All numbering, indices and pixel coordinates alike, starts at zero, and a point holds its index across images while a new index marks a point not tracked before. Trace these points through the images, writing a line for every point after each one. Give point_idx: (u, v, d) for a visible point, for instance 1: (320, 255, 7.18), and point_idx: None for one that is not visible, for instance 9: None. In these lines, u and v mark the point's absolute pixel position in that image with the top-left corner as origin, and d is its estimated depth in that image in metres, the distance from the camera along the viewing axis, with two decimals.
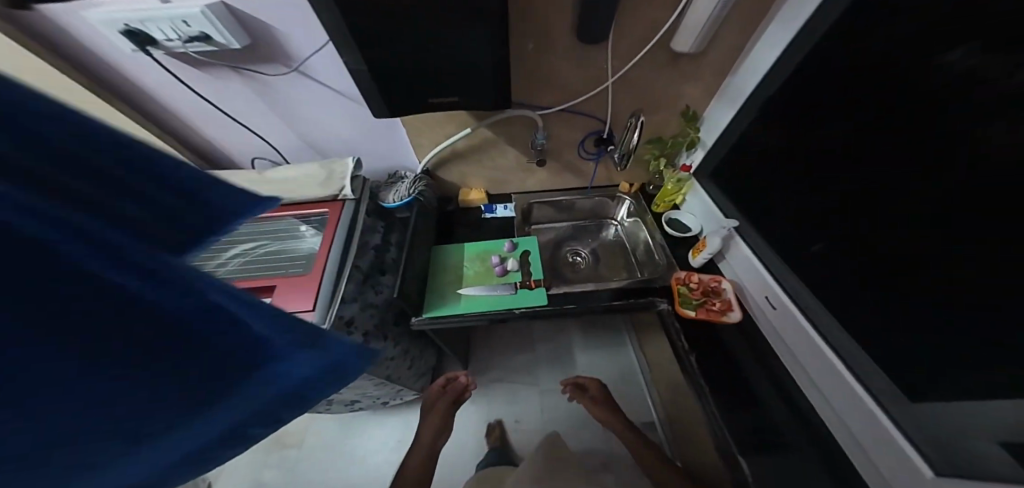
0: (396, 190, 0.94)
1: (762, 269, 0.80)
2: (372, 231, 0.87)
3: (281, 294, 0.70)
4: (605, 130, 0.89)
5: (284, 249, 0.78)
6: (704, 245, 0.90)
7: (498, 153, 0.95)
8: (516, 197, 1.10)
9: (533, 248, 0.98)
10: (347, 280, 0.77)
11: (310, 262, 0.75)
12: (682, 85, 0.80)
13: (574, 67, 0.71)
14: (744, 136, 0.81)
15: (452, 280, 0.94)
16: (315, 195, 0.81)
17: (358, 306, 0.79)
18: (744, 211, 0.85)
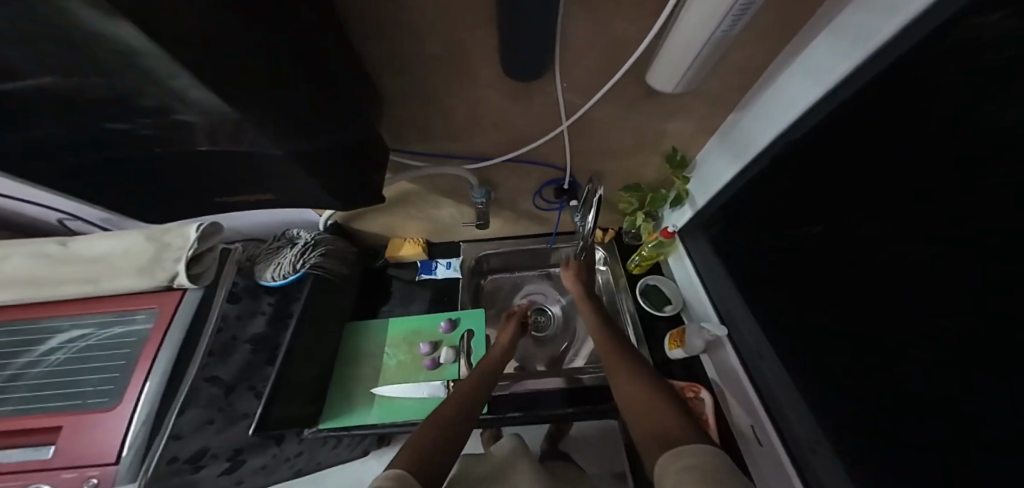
0: (277, 264, 0.75)
1: (740, 368, 0.65)
2: (251, 316, 0.71)
3: (66, 445, 0.50)
4: (566, 180, 0.67)
5: (87, 364, 0.57)
6: (682, 337, 0.70)
7: (422, 205, 0.77)
8: (465, 246, 0.94)
9: (477, 326, 0.82)
10: (192, 401, 0.58)
11: (122, 385, 0.54)
12: (668, 122, 0.56)
13: (502, 127, 0.54)
14: (741, 200, 0.64)
15: (373, 373, 0.78)
16: (136, 287, 0.60)
17: (217, 428, 0.60)
18: (732, 295, 0.70)
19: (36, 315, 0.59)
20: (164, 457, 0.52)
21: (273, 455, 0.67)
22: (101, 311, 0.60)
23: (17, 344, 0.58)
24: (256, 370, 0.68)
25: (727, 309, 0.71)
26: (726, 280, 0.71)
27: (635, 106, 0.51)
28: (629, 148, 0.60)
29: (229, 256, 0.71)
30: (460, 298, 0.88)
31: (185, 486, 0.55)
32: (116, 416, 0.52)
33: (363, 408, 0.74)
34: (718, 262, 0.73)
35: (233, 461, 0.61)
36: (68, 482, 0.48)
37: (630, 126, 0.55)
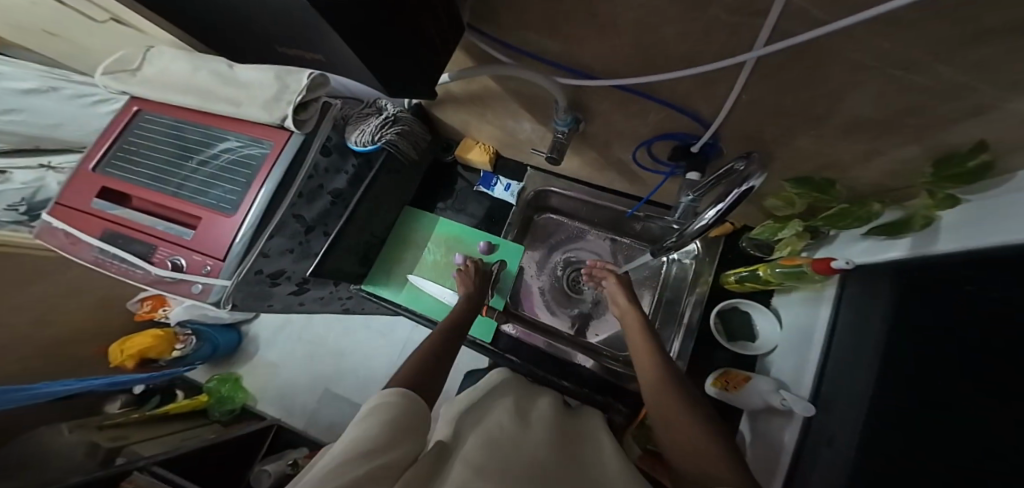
0: (362, 130, 0.75)
1: (786, 456, 0.50)
2: (337, 172, 0.75)
3: (203, 232, 0.64)
4: (700, 141, 0.48)
5: (231, 174, 0.68)
6: (740, 384, 0.58)
7: (505, 112, 0.70)
8: (532, 171, 0.92)
9: (511, 259, 0.88)
10: (280, 230, 0.68)
11: (239, 200, 0.65)
12: (953, 125, 0.30)
13: (625, 59, 0.40)
14: (913, 285, 0.38)
15: (413, 264, 0.91)
16: (258, 118, 0.65)
17: (294, 257, 0.73)
18: (826, 382, 0.48)
19: (200, 121, 0.72)
20: (253, 268, 0.66)
21: (329, 292, 0.89)
22: (246, 133, 0.69)
23: (202, 142, 0.72)
24: (330, 220, 0.77)
25: (829, 390, 0.47)
26: (836, 363, 0.47)
27: (907, 69, 0.26)
28: (796, 138, 0.41)
29: (329, 110, 0.71)
30: (506, 222, 0.93)
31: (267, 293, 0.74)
32: (232, 223, 0.64)
33: (396, 287, 0.89)
34: (834, 336, 0.49)
35: (300, 286, 0.79)
36: (196, 261, 0.64)
37: (821, 111, 0.35)
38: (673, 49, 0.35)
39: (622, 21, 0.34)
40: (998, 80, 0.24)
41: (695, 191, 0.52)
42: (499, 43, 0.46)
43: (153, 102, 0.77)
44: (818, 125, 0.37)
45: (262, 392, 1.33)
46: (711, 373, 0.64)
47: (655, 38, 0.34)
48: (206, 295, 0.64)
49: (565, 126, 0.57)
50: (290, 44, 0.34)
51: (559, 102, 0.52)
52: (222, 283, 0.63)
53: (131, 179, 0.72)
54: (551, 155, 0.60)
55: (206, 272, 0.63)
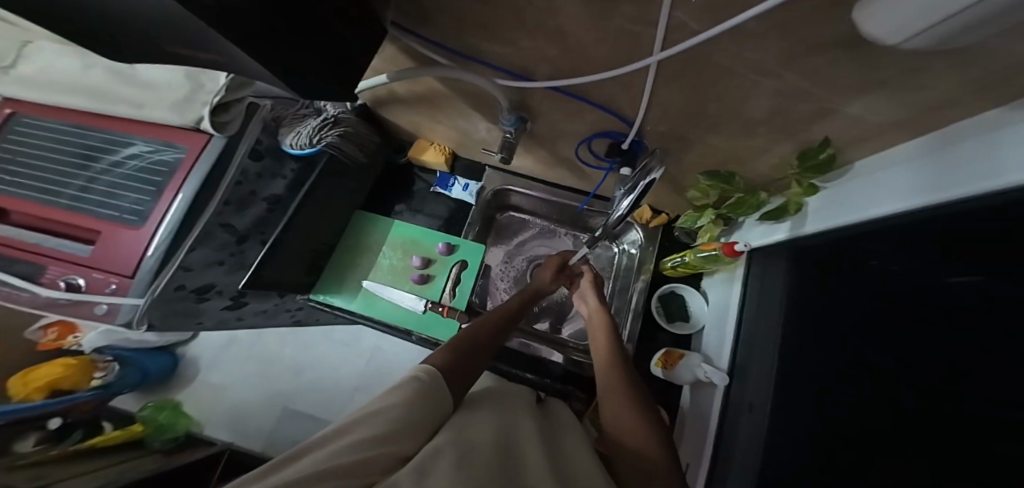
0: (298, 132, 0.73)
1: (716, 418, 0.56)
2: (272, 177, 0.72)
3: (105, 248, 0.57)
4: (625, 139, 0.51)
5: (139, 183, 0.61)
6: (677, 360, 0.64)
7: (451, 112, 0.70)
8: (490, 169, 0.93)
9: (470, 257, 0.89)
10: (204, 241, 0.62)
11: (150, 210, 0.59)
12: (823, 123, 0.34)
13: (552, 63, 0.41)
14: (808, 261, 0.44)
15: (367, 269, 0.88)
16: (170, 121, 0.60)
17: (226, 269, 0.68)
18: (741, 352, 0.54)
19: (98, 124, 0.64)
20: (172, 283, 0.60)
21: (273, 304, 0.84)
22: (154, 137, 0.62)
23: (100, 148, 0.63)
24: (267, 227, 0.74)
25: (745, 360, 0.53)
26: (748, 334, 0.54)
27: (777, 77, 0.30)
28: (712, 138, 0.45)
29: (257, 112, 0.68)
30: (466, 223, 0.94)
31: (194, 309, 0.68)
32: (140, 237, 0.57)
33: (350, 294, 0.86)
34: (744, 310, 0.56)
35: (235, 300, 0.74)
36: (97, 281, 0.56)
37: (726, 114, 0.39)
38: (594, 55, 0.37)
39: (545, 27, 0.35)
40: (845, 86, 0.28)
41: (625, 187, 0.54)
42: (435, 45, 0.46)
43: (33, 104, 0.66)
44: (727, 126, 0.42)
45: (209, 417, 1.23)
46: (654, 354, 0.70)
47: (574, 42, 0.36)
48: (113, 316, 0.57)
49: (512, 126, 0.58)
50: (186, 45, 0.31)
51: (501, 103, 0.53)
52: (131, 302, 0.56)
53: (7, 192, 0.62)
54: (501, 155, 0.62)
55: (111, 292, 0.56)
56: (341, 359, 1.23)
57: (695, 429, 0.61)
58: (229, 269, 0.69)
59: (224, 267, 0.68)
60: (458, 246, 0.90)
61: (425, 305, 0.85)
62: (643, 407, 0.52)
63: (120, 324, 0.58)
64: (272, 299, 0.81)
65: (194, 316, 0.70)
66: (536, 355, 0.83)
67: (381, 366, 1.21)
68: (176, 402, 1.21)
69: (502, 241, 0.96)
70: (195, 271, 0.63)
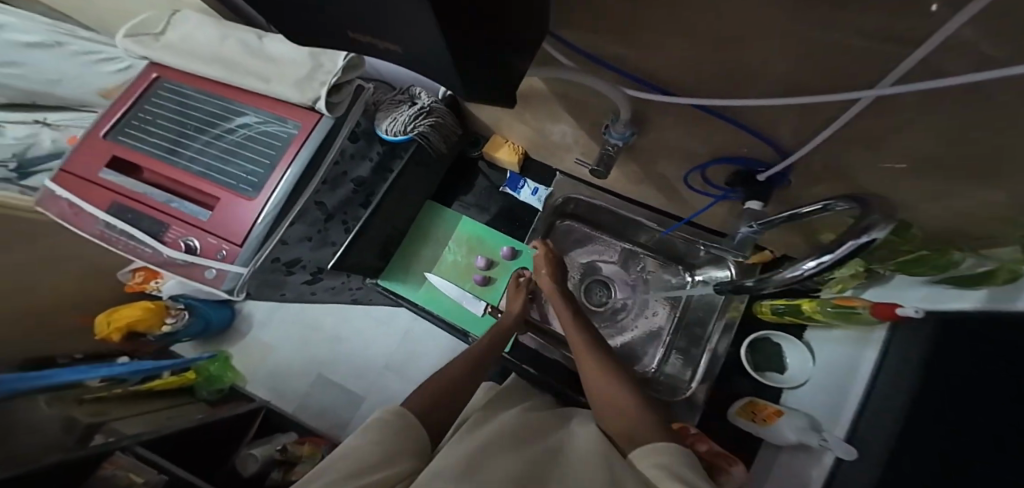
0: (394, 118, 0.70)
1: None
2: (360, 159, 0.70)
3: (222, 215, 0.61)
4: (776, 169, 0.45)
5: (252, 154, 0.64)
6: (770, 417, 0.58)
7: (544, 115, 0.68)
8: (561, 175, 0.89)
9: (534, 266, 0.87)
10: (300, 218, 0.64)
11: (261, 183, 0.62)
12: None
13: (705, 79, 0.37)
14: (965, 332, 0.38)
15: (429, 263, 0.89)
16: (290, 98, 0.62)
17: (312, 246, 0.69)
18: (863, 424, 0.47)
19: (221, 95, 0.68)
20: (271, 256, 0.63)
21: (340, 283, 0.85)
22: (268, 110, 0.65)
23: (218, 116, 0.68)
24: (350, 210, 0.72)
25: (866, 435, 0.47)
26: (875, 404, 0.47)
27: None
28: (877, 176, 0.39)
29: (360, 94, 0.67)
30: (531, 229, 0.90)
31: (280, 282, 0.71)
32: (251, 208, 0.60)
33: (412, 284, 0.88)
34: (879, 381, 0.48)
35: (313, 276, 0.75)
36: (210, 245, 0.60)
37: (913, 160, 0.34)
38: (772, 78, 0.33)
39: (722, 47, 0.31)
40: None
41: (758, 222, 0.52)
42: (565, 46, 0.43)
43: (171, 70, 0.72)
44: (910, 169, 0.35)
45: (253, 374, 1.30)
46: (741, 400, 0.63)
47: (750, 62, 0.32)
48: (220, 281, 0.61)
49: (619, 140, 0.54)
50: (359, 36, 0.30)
51: (621, 114, 0.50)
52: (237, 271, 0.59)
53: (142, 150, 0.67)
54: (596, 168, 0.59)
55: (222, 258, 0.59)
56: (377, 335, 1.24)
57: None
58: (318, 245, 0.71)
59: (312, 244, 0.69)
60: (523, 252, 0.88)
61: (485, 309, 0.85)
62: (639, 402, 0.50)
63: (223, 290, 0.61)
64: (341, 279, 0.83)
65: (279, 288, 0.72)
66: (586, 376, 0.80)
67: (416, 347, 1.22)
68: (227, 356, 1.27)
69: (557, 252, 0.91)
70: (289, 246, 0.65)
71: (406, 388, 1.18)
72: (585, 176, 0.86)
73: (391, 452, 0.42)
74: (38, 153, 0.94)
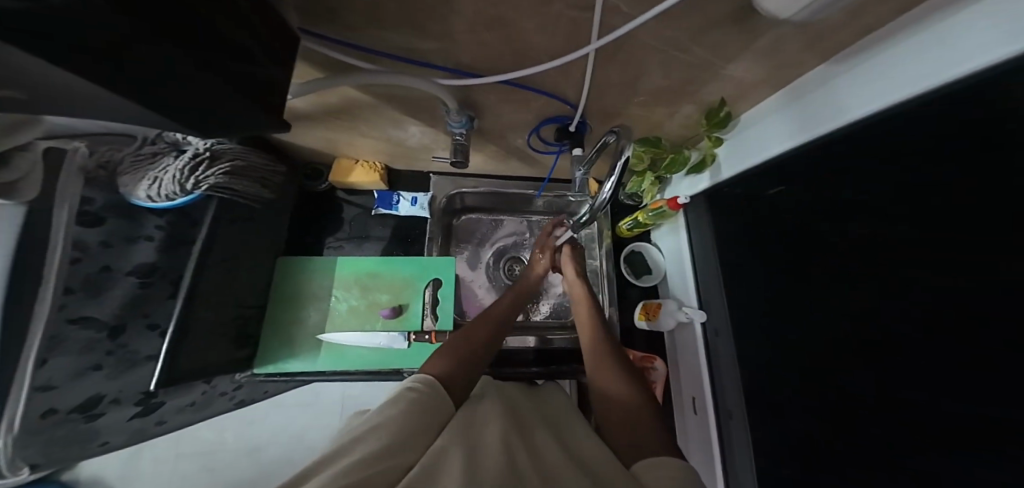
0: (156, 179, 0.53)
1: (704, 356, 0.67)
2: (130, 242, 0.53)
3: None
4: (572, 121, 0.57)
5: None
6: (655, 310, 0.74)
7: (385, 122, 0.66)
8: (436, 177, 0.92)
9: (444, 274, 0.86)
10: (60, 348, 0.46)
11: None
12: (718, 80, 0.42)
13: (494, 56, 0.42)
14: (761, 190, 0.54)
15: (323, 317, 0.80)
16: None
17: (108, 375, 0.51)
18: (707, 286, 0.67)
19: None
20: (35, 413, 0.45)
21: (200, 394, 0.68)
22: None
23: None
24: (152, 305, 0.55)
25: (716, 293, 0.65)
26: (712, 274, 0.66)
27: (690, 38, 0.34)
28: (644, 107, 0.52)
29: (67, 160, 0.45)
30: (426, 238, 0.91)
31: (86, 431, 0.53)
32: None
33: (309, 353, 0.77)
34: (720, 253, 0.64)
35: (144, 404, 0.58)
36: None
37: (655, 88, 0.46)
38: (537, 42, 0.38)
39: (493, 29, 0.36)
40: (733, 46, 0.35)
41: (584, 164, 0.62)
42: (363, 51, 0.41)
43: None
44: (658, 95, 0.48)
45: None
46: (634, 310, 0.81)
47: (511, 31, 0.36)
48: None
49: (462, 128, 0.58)
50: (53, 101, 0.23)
51: (450, 106, 0.52)
52: None
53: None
54: (455, 159, 0.63)
55: None
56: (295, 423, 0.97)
57: (688, 369, 0.71)
58: (121, 362, 0.52)
59: (109, 371, 0.51)
60: (426, 265, 0.87)
61: (407, 338, 0.80)
62: (626, 371, 0.59)
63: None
64: (195, 393, 0.67)
65: (87, 436, 0.54)
66: (528, 345, 0.86)
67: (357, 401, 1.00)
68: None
69: (464, 246, 0.95)
70: (62, 389, 0.47)
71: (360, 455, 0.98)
72: (457, 171, 0.92)
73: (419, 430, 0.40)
74: None
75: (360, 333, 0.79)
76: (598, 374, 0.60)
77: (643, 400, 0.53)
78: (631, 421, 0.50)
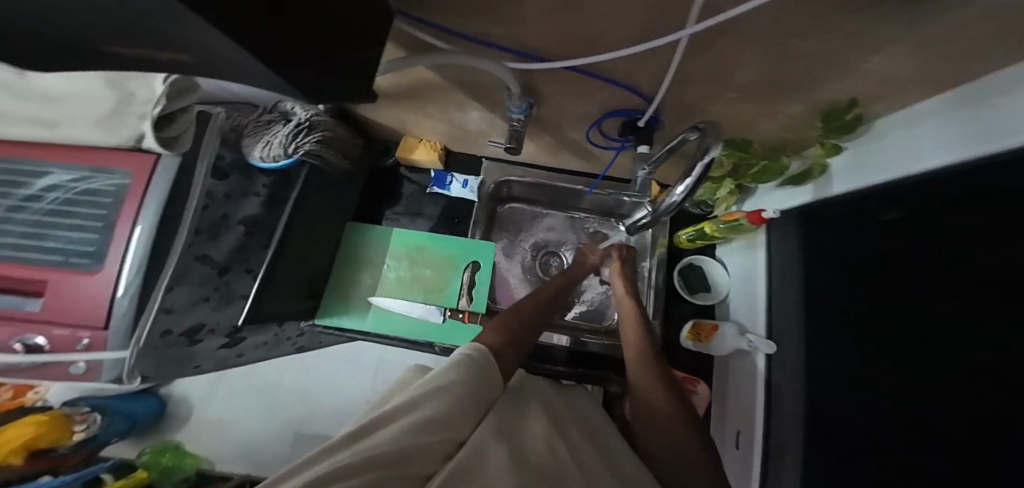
0: (268, 142, 0.61)
1: (763, 390, 0.60)
2: (243, 197, 0.61)
3: (53, 302, 0.45)
4: (644, 115, 0.52)
5: (75, 217, 0.47)
6: (711, 332, 0.69)
7: (449, 106, 0.67)
8: (488, 161, 0.93)
9: (485, 259, 0.88)
10: (184, 278, 0.53)
11: (101, 251, 0.46)
12: (835, 80, 0.36)
13: (571, 40, 0.39)
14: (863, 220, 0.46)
15: (373, 282, 0.86)
16: (103, 140, 0.45)
17: (212, 306, 0.60)
18: (777, 314, 0.59)
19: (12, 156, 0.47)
20: (158, 331, 0.52)
21: (273, 334, 0.78)
22: (80, 165, 0.47)
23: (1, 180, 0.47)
24: (250, 253, 0.64)
25: (787, 325, 0.57)
26: (789, 306, 0.57)
27: (816, 31, 0.29)
28: (738, 103, 0.46)
29: (210, 121, 0.53)
30: (471, 220, 0.93)
31: (186, 353, 0.63)
32: (102, 284, 0.45)
33: (359, 313, 0.84)
34: (795, 281, 0.56)
35: (230, 337, 0.69)
36: (60, 338, 0.45)
37: (745, 88, 0.41)
38: (623, 28, 0.35)
39: (573, 15, 0.33)
40: (869, 44, 0.29)
41: (649, 163, 0.58)
42: (440, 31, 0.42)
43: None
44: (755, 95, 0.42)
45: (216, 451, 1.05)
46: (683, 327, 0.77)
47: (597, 14, 0.33)
48: (96, 374, 0.48)
49: (521, 114, 0.57)
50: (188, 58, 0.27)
51: (512, 89, 0.51)
52: (116, 357, 0.47)
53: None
54: (509, 145, 0.62)
55: (84, 349, 0.45)
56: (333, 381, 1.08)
57: (740, 402, 0.66)
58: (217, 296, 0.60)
59: (210, 306, 0.60)
60: (469, 247, 0.88)
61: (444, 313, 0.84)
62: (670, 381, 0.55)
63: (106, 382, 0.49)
64: (273, 331, 0.77)
65: (187, 358, 0.64)
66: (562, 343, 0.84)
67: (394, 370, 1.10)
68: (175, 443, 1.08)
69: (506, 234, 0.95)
70: (176, 313, 0.54)
71: None
72: (509, 158, 0.91)
73: (471, 404, 0.41)
74: None
75: (404, 302, 0.84)
76: (643, 378, 0.56)
77: (683, 427, 0.48)
78: (661, 437, 0.48)
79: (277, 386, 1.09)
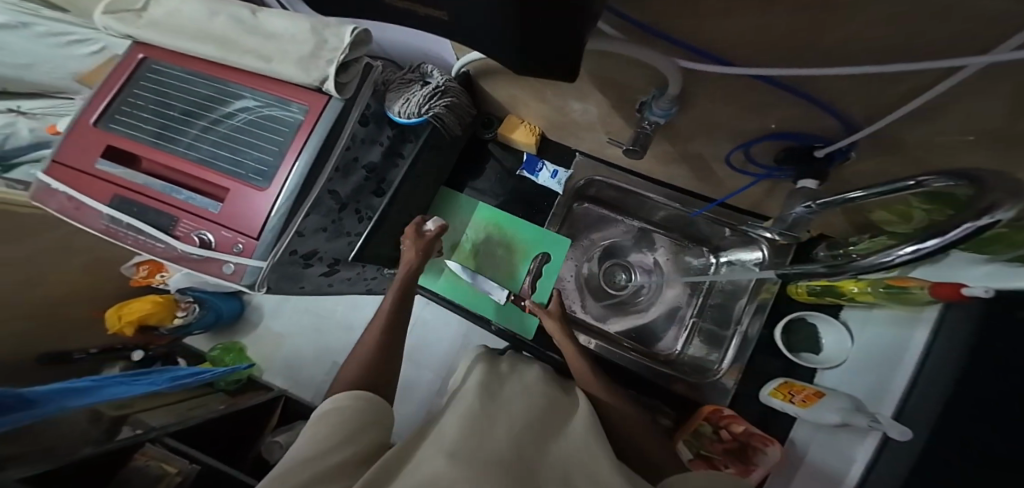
0: (407, 99, 0.65)
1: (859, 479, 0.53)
2: (372, 144, 0.65)
3: (230, 205, 0.55)
4: (841, 143, 0.43)
5: (257, 136, 0.59)
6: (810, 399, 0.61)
7: (569, 92, 0.64)
8: (582, 156, 0.89)
9: (555, 252, 0.85)
10: (315, 208, 0.59)
11: (271, 171, 0.56)
12: None
13: (777, 49, 0.34)
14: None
15: (448, 248, 0.88)
16: (294, 78, 0.55)
17: (328, 237, 0.65)
18: (911, 406, 0.49)
19: (226, 78, 0.61)
20: (289, 249, 0.58)
21: (357, 273, 0.84)
22: (271, 93, 0.59)
23: (218, 99, 0.62)
24: (363, 197, 0.68)
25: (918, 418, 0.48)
26: (929, 400, 0.47)
27: None
28: (959, 151, 0.36)
29: (369, 74, 0.60)
30: (550, 211, 0.90)
31: (300, 273, 0.66)
32: (265, 198, 0.54)
33: (431, 274, 0.87)
34: (936, 371, 0.48)
35: (330, 267, 0.72)
36: (224, 239, 0.55)
37: (989, 138, 0.32)
38: (861, 48, 0.29)
39: (805, 23, 0.28)
40: None
41: (816, 201, 0.50)
42: (612, 12, 0.39)
43: (159, 49, 0.65)
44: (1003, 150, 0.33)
45: (267, 363, 1.26)
46: (771, 382, 0.68)
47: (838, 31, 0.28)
48: (239, 275, 0.55)
49: (662, 116, 0.51)
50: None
51: (669, 89, 0.46)
52: (257, 265, 0.55)
53: (140, 137, 0.62)
54: (633, 147, 0.57)
55: (238, 252, 0.54)
56: None
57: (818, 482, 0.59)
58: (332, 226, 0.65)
59: (327, 236, 0.65)
60: (542, 236, 0.86)
61: (506, 297, 0.84)
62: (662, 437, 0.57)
63: (244, 285, 0.56)
64: (358, 272, 0.84)
65: (298, 280, 0.68)
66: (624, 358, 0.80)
67: (430, 336, 1.17)
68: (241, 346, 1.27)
69: (580, 234, 0.93)
70: (301, 238, 0.59)
71: (426, 376, 1.14)
72: (606, 158, 0.86)
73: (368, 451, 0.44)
74: (19, 144, 0.94)
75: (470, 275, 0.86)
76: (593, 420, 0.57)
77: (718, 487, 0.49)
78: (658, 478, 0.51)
79: (331, 320, 1.25)
